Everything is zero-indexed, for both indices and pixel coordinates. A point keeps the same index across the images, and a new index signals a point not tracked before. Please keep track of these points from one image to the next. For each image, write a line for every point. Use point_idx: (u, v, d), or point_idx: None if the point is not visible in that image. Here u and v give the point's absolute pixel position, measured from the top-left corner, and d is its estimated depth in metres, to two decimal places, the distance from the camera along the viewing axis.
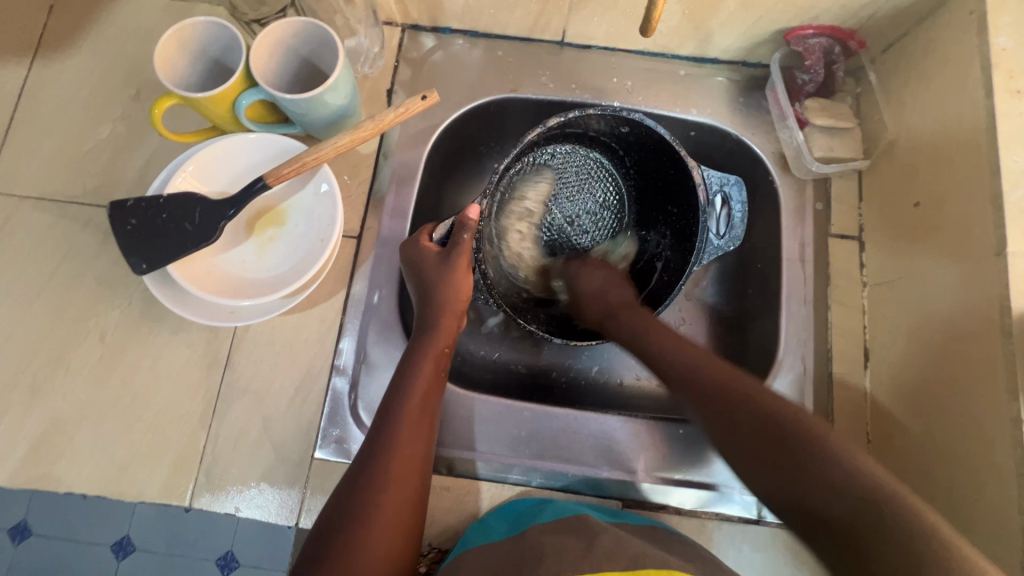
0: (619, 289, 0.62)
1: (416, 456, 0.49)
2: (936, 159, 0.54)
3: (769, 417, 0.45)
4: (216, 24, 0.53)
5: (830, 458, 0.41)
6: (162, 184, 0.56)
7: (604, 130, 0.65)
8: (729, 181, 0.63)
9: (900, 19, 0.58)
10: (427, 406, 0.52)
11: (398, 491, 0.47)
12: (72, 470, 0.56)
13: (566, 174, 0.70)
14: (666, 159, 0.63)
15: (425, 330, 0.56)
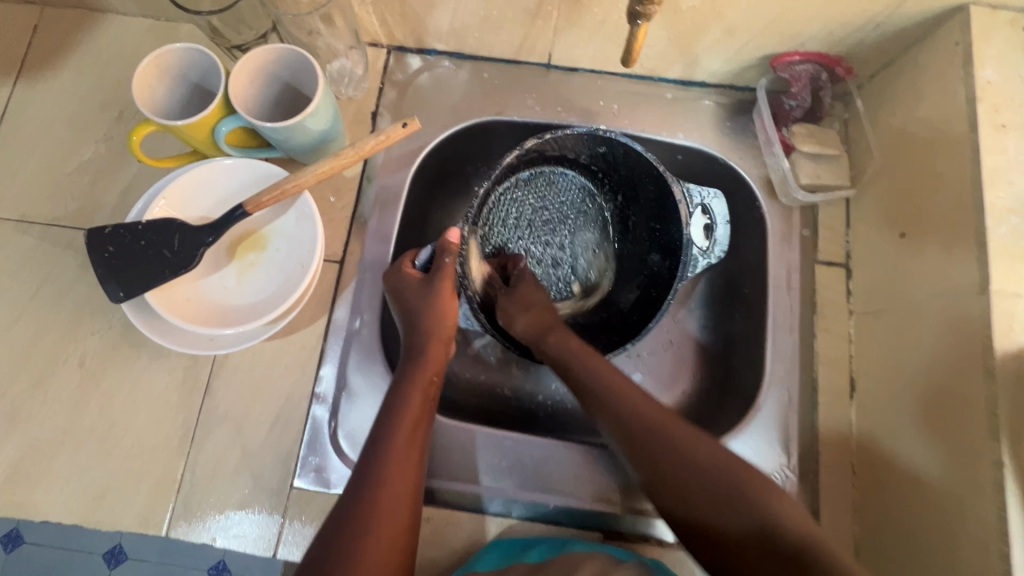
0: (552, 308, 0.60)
1: (404, 492, 0.48)
2: (922, 189, 0.54)
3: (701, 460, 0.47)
4: (195, 51, 0.52)
5: (752, 513, 0.44)
6: (141, 211, 0.56)
7: (580, 152, 0.66)
8: (709, 194, 0.64)
9: (886, 47, 0.58)
10: (416, 436, 0.51)
11: (386, 533, 0.45)
12: (48, 496, 0.55)
13: (545, 196, 0.71)
14: (646, 177, 0.64)
15: (412, 359, 0.55)
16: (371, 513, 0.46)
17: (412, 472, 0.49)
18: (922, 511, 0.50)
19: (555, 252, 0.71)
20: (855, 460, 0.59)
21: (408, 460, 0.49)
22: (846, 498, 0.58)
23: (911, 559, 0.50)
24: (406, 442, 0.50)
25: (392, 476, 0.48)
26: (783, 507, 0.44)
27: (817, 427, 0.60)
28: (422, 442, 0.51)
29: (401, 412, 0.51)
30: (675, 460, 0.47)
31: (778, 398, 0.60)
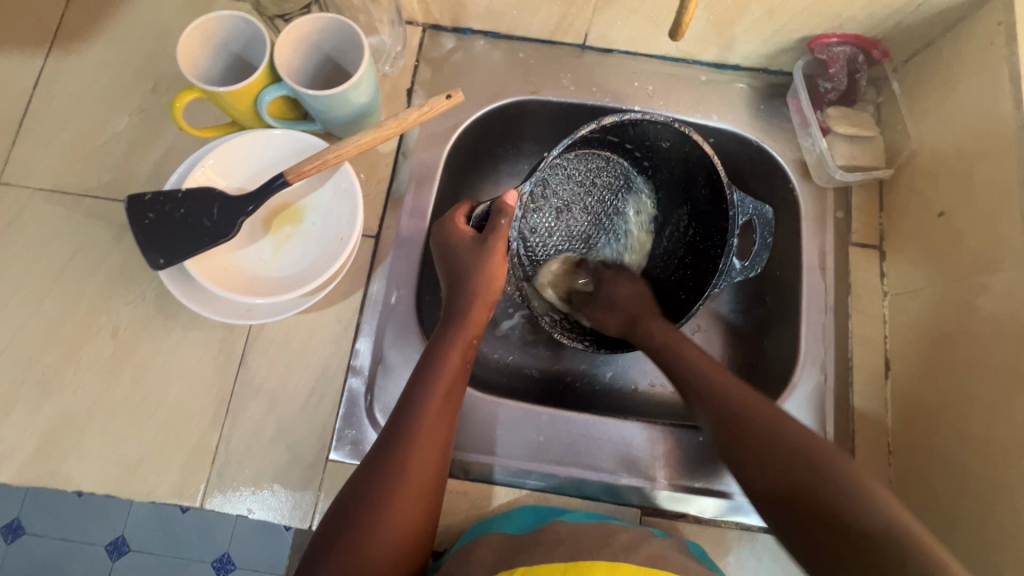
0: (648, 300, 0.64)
1: (436, 448, 0.49)
2: (965, 170, 0.55)
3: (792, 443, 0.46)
4: (240, 18, 0.52)
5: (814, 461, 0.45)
6: (181, 177, 0.55)
7: (621, 135, 0.63)
8: (762, 213, 0.61)
9: (924, 29, 0.59)
10: (450, 404, 0.51)
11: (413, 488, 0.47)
12: (81, 467, 0.55)
13: (584, 187, 0.70)
14: (702, 176, 0.63)
15: (454, 318, 0.55)
16: (395, 478, 0.47)
17: (439, 439, 0.49)
18: (969, 485, 0.51)
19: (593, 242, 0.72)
20: (892, 440, 0.59)
21: (441, 425, 0.50)
22: (883, 476, 0.59)
23: (954, 533, 0.51)
24: (439, 408, 0.50)
25: (420, 444, 0.48)
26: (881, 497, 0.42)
27: (852, 404, 0.60)
28: (455, 408, 0.51)
29: (434, 379, 0.50)
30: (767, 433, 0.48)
31: (814, 377, 0.61)
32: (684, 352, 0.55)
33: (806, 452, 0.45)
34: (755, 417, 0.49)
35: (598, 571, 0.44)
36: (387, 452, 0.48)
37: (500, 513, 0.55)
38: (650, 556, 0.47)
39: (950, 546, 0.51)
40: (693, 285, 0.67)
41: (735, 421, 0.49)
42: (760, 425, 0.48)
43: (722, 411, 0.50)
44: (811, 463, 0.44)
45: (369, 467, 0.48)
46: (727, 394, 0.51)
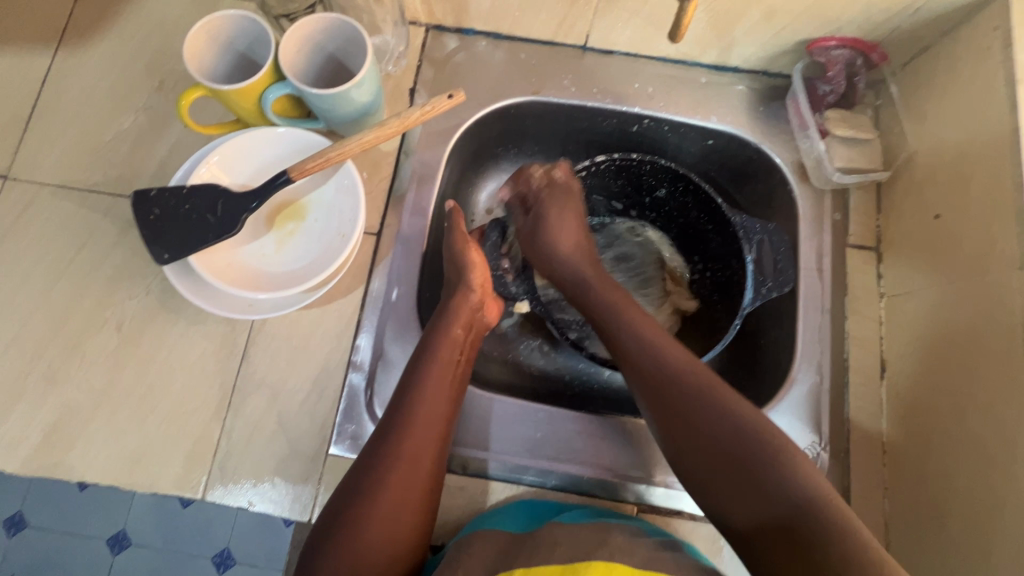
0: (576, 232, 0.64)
1: (431, 437, 0.51)
2: (963, 173, 0.55)
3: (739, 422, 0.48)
4: (246, 18, 0.53)
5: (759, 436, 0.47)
6: (186, 174, 0.56)
7: (613, 193, 0.72)
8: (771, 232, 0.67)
9: (922, 33, 0.59)
10: (443, 387, 0.53)
11: (407, 473, 0.48)
12: (85, 459, 0.56)
13: (599, 254, 0.74)
14: (702, 208, 0.68)
15: (443, 314, 0.58)
16: (387, 463, 0.48)
17: (431, 419, 0.51)
18: (964, 486, 0.51)
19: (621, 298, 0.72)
20: (887, 441, 0.60)
21: (435, 405, 0.52)
22: (877, 476, 0.59)
23: (949, 534, 0.51)
24: (432, 396, 0.52)
25: (413, 428, 0.50)
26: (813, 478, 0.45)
27: (847, 405, 0.61)
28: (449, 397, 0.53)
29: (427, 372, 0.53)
30: (709, 409, 0.48)
31: (810, 377, 0.61)
32: (639, 331, 0.54)
33: (746, 430, 0.47)
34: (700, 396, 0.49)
35: (595, 571, 0.45)
36: (384, 438, 0.50)
37: (498, 509, 0.55)
38: (646, 557, 0.47)
39: (944, 545, 0.52)
40: (722, 304, 0.69)
41: (679, 400, 0.49)
42: (700, 400, 0.49)
43: (672, 385, 0.50)
44: (752, 443, 0.46)
45: (366, 453, 0.50)
46: (678, 372, 0.51)
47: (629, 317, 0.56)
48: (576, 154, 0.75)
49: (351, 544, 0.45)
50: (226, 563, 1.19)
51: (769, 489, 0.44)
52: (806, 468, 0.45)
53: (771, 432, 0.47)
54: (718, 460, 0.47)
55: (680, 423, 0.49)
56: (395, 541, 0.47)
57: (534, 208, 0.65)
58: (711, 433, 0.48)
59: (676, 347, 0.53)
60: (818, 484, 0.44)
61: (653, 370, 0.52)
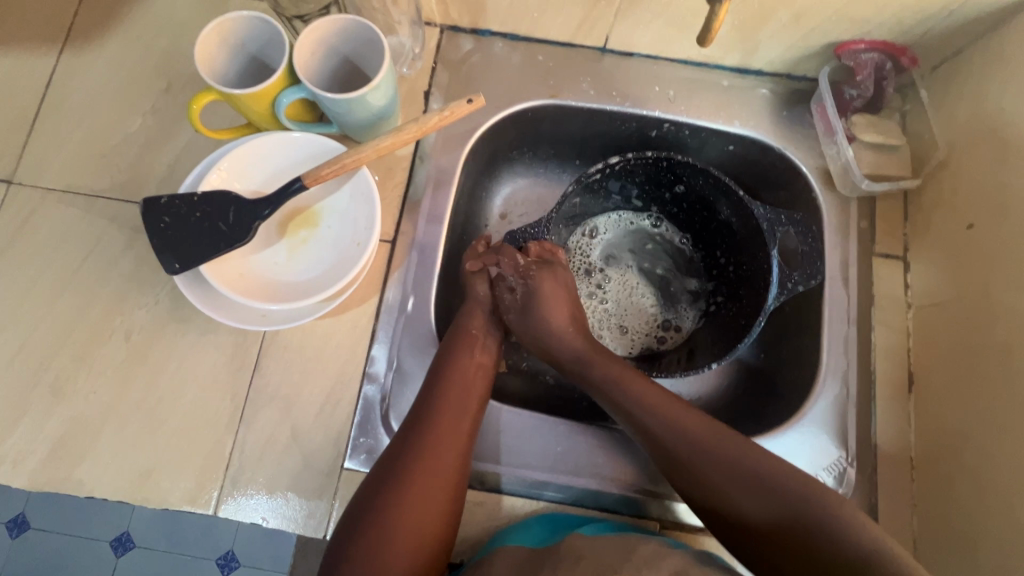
0: (564, 313, 0.58)
1: (455, 438, 0.50)
2: (998, 181, 0.54)
3: (770, 484, 0.46)
4: (257, 19, 0.51)
5: (788, 488, 0.46)
6: (197, 180, 0.55)
7: (633, 188, 0.70)
8: (796, 220, 0.61)
9: (956, 37, 0.57)
10: (460, 414, 0.51)
11: (429, 473, 0.47)
12: (94, 473, 0.54)
13: (612, 249, 0.74)
14: (723, 201, 0.65)
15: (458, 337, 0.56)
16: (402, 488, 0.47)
17: (448, 435, 0.49)
18: (998, 503, 0.49)
19: (636, 295, 0.73)
20: (915, 456, 0.58)
21: (448, 438, 0.49)
22: (904, 492, 0.58)
23: (981, 552, 0.50)
24: (456, 394, 0.52)
25: (426, 458, 0.48)
26: (855, 523, 0.44)
27: (873, 418, 0.59)
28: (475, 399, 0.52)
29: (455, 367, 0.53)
30: (728, 476, 0.47)
31: (836, 390, 0.60)
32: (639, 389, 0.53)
33: (771, 487, 0.46)
34: (713, 459, 0.48)
35: None
36: (399, 457, 0.48)
37: (512, 526, 0.54)
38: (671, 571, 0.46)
39: (978, 564, 0.50)
40: (748, 297, 0.66)
41: (700, 466, 0.48)
42: (717, 461, 0.48)
43: (684, 454, 0.49)
44: (775, 495, 0.46)
45: (380, 475, 0.48)
46: (686, 436, 0.50)
47: (634, 387, 0.53)
48: (591, 158, 0.74)
49: (374, 546, 0.44)
50: (231, 567, 1.17)
51: (812, 545, 0.44)
52: (836, 510, 0.44)
53: (800, 482, 0.46)
54: (766, 532, 0.46)
55: (707, 489, 0.48)
56: (421, 544, 0.46)
57: (521, 293, 0.58)
58: (740, 496, 0.47)
59: (686, 410, 0.52)
60: (853, 525, 0.44)
61: (673, 441, 0.50)
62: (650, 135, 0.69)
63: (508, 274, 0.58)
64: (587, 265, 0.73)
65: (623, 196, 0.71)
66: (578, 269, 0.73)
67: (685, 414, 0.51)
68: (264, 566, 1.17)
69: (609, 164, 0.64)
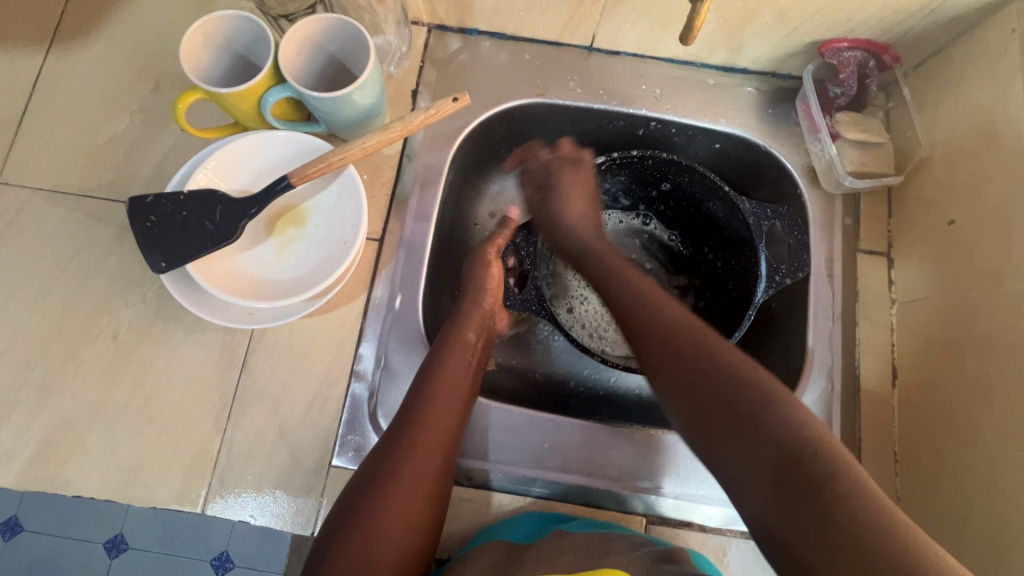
0: (580, 203, 0.62)
1: (443, 430, 0.50)
2: (979, 177, 0.54)
3: (733, 371, 0.42)
4: (243, 18, 0.51)
5: (749, 378, 0.41)
6: (184, 179, 0.55)
7: (621, 186, 0.71)
8: (782, 214, 0.62)
9: (937, 35, 0.58)
10: (449, 407, 0.52)
11: (419, 466, 0.48)
12: (81, 472, 0.54)
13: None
14: (710, 198, 0.65)
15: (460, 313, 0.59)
16: (392, 484, 0.47)
17: (439, 431, 0.50)
18: (979, 495, 0.50)
19: None
20: (899, 449, 0.59)
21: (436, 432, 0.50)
22: (889, 486, 0.58)
23: (963, 544, 0.51)
24: (445, 385, 0.52)
25: (416, 455, 0.48)
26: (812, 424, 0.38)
27: (858, 413, 0.60)
28: (462, 390, 0.53)
29: (444, 361, 0.53)
30: (698, 354, 0.44)
31: (821, 385, 0.60)
32: (632, 286, 0.53)
33: (735, 374, 0.42)
34: (688, 341, 0.45)
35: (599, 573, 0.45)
36: (389, 453, 0.48)
37: (500, 523, 0.55)
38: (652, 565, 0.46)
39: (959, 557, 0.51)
40: (737, 294, 0.66)
41: (672, 344, 0.46)
42: (690, 343, 0.45)
43: (660, 334, 0.47)
44: (736, 384, 0.41)
45: (369, 471, 0.48)
46: (668, 321, 0.48)
47: (632, 279, 0.54)
48: None
49: (364, 541, 0.44)
50: (226, 568, 1.17)
51: (758, 428, 0.38)
52: (801, 410, 0.39)
53: (765, 379, 0.41)
54: (709, 407, 0.41)
55: (675, 367, 0.45)
56: (408, 538, 0.46)
57: (544, 185, 0.64)
58: (699, 376, 0.43)
59: (676, 307, 0.50)
60: (814, 424, 0.38)
61: (650, 323, 0.48)
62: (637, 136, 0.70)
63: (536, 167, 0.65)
64: None
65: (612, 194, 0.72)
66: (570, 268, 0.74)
67: (677, 309, 0.49)
68: (259, 567, 1.17)
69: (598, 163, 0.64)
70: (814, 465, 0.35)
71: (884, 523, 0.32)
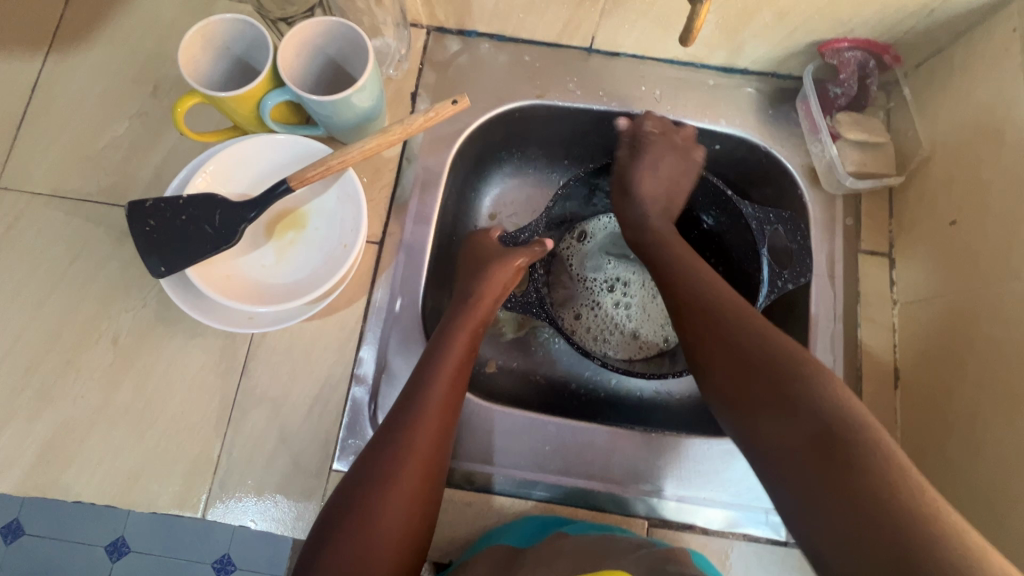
0: (654, 187, 0.63)
1: (436, 431, 0.50)
2: (980, 177, 0.54)
3: (773, 349, 0.43)
4: (241, 22, 0.51)
5: (789, 356, 0.43)
6: (183, 183, 0.55)
7: None
8: (784, 219, 0.61)
9: (938, 35, 0.58)
10: (446, 405, 0.51)
11: (412, 468, 0.47)
12: (81, 478, 0.54)
13: (603, 252, 0.74)
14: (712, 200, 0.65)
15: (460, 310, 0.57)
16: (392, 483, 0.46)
17: (436, 429, 0.50)
18: (982, 497, 0.50)
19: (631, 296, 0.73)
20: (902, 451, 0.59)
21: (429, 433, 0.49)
22: None
23: None
24: (442, 386, 0.51)
25: (410, 456, 0.47)
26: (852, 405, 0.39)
27: None
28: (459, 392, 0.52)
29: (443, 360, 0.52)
30: (742, 329, 0.46)
31: None
32: (683, 264, 0.54)
33: (776, 351, 0.43)
34: (733, 317, 0.47)
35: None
36: (382, 453, 0.47)
37: (500, 528, 0.54)
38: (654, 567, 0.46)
39: None
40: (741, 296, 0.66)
41: (718, 324, 0.47)
42: (734, 319, 0.47)
43: (707, 309, 0.48)
44: (782, 366, 0.42)
45: (359, 470, 0.47)
46: (716, 296, 0.49)
47: (688, 260, 0.54)
48: (581, 158, 0.74)
49: (356, 542, 0.44)
50: (227, 570, 1.17)
51: (798, 403, 0.40)
52: (845, 396, 0.40)
53: (806, 359, 0.42)
54: (750, 379, 0.43)
55: (720, 341, 0.46)
56: (399, 539, 0.46)
57: (632, 157, 0.63)
58: (743, 353, 0.44)
59: (722, 285, 0.51)
60: (851, 406, 0.39)
61: (699, 298, 0.49)
62: None
63: (656, 131, 0.63)
64: (581, 267, 0.73)
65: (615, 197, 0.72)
66: (573, 271, 0.73)
67: (722, 287, 0.50)
68: (261, 569, 1.17)
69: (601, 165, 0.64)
70: (849, 447, 0.37)
71: (914, 505, 0.34)
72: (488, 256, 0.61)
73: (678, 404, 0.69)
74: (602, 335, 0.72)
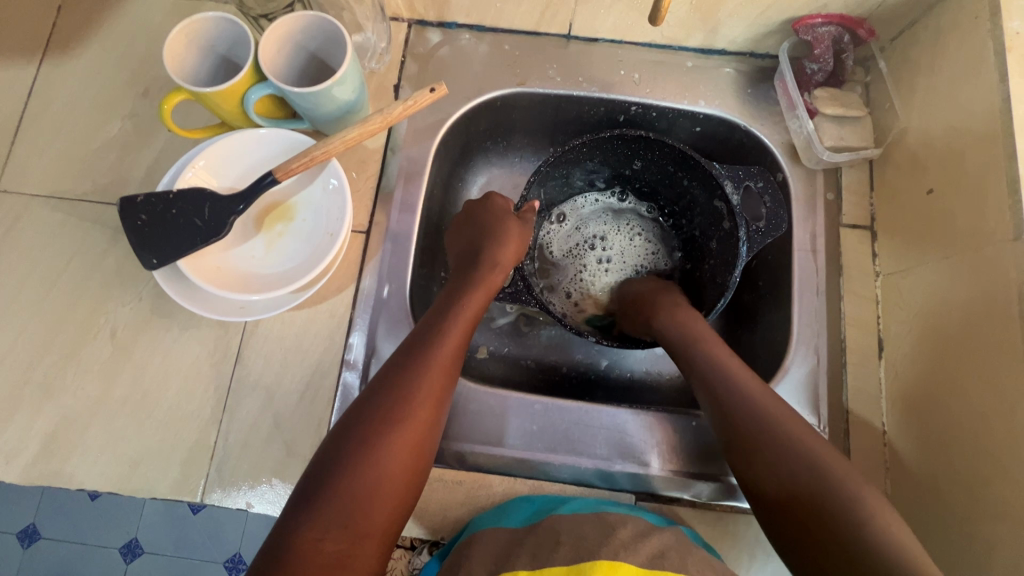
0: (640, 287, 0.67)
1: (436, 393, 0.50)
2: (954, 147, 0.54)
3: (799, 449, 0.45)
4: (224, 20, 0.52)
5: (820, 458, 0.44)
6: (173, 178, 0.56)
7: (596, 170, 0.70)
8: (751, 173, 0.63)
9: (910, 7, 0.58)
10: (456, 357, 0.52)
11: (415, 423, 0.48)
12: (84, 468, 0.56)
13: (582, 233, 0.75)
14: (683, 168, 0.65)
15: (466, 280, 0.58)
16: (399, 427, 0.47)
17: (444, 382, 0.51)
18: (965, 463, 0.50)
19: (613, 272, 0.74)
20: (887, 421, 0.59)
21: (431, 392, 0.49)
22: (877, 456, 0.59)
23: (948, 514, 0.51)
24: (449, 349, 0.52)
25: (412, 412, 0.48)
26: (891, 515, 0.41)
27: (845, 387, 0.60)
28: (462, 358, 0.53)
29: (452, 322, 0.54)
30: (763, 420, 0.47)
31: (807, 360, 0.61)
32: (702, 344, 0.54)
33: (800, 448, 0.45)
34: (757, 412, 0.48)
35: (600, 571, 0.46)
36: (382, 407, 0.47)
37: (497, 512, 0.55)
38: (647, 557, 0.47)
39: (943, 528, 0.51)
40: (721, 261, 0.66)
41: (747, 418, 0.48)
42: (755, 413, 0.48)
43: (725, 393, 0.50)
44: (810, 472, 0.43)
45: (351, 419, 0.47)
46: (737, 378, 0.51)
47: (709, 346, 0.54)
48: (565, 143, 0.75)
49: (348, 492, 0.44)
50: (238, 567, 1.18)
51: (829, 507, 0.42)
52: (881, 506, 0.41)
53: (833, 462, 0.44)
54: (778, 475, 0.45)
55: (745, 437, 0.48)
56: (391, 495, 0.45)
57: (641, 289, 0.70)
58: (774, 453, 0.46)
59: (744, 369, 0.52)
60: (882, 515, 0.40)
61: (723, 385, 0.51)
62: (605, 117, 0.70)
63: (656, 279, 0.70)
64: (563, 251, 0.75)
65: (589, 179, 0.72)
66: (553, 257, 0.74)
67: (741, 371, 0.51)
68: None
69: (573, 145, 0.63)
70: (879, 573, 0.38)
71: None
72: (503, 222, 0.62)
73: (666, 381, 0.70)
74: (587, 316, 0.73)
